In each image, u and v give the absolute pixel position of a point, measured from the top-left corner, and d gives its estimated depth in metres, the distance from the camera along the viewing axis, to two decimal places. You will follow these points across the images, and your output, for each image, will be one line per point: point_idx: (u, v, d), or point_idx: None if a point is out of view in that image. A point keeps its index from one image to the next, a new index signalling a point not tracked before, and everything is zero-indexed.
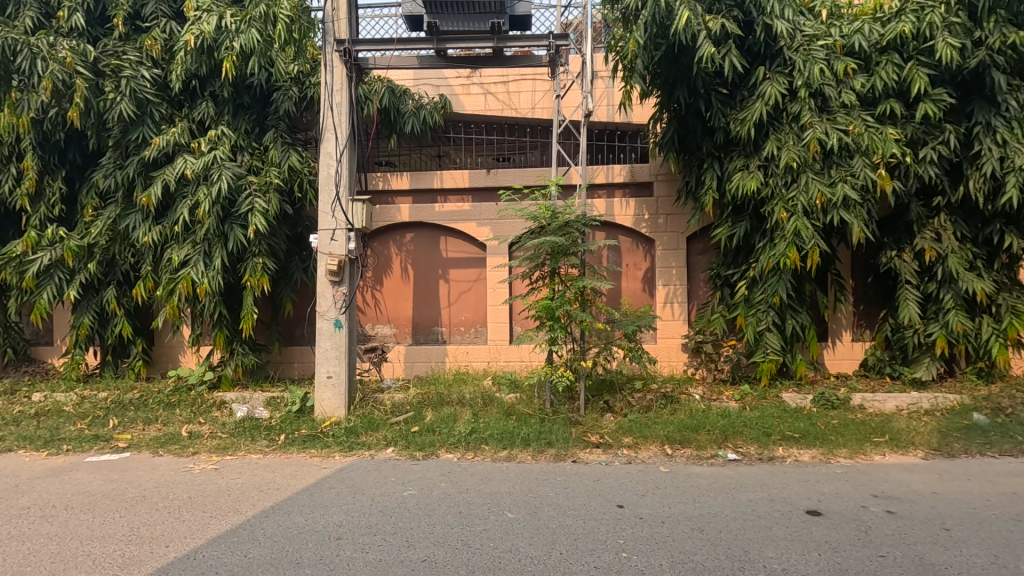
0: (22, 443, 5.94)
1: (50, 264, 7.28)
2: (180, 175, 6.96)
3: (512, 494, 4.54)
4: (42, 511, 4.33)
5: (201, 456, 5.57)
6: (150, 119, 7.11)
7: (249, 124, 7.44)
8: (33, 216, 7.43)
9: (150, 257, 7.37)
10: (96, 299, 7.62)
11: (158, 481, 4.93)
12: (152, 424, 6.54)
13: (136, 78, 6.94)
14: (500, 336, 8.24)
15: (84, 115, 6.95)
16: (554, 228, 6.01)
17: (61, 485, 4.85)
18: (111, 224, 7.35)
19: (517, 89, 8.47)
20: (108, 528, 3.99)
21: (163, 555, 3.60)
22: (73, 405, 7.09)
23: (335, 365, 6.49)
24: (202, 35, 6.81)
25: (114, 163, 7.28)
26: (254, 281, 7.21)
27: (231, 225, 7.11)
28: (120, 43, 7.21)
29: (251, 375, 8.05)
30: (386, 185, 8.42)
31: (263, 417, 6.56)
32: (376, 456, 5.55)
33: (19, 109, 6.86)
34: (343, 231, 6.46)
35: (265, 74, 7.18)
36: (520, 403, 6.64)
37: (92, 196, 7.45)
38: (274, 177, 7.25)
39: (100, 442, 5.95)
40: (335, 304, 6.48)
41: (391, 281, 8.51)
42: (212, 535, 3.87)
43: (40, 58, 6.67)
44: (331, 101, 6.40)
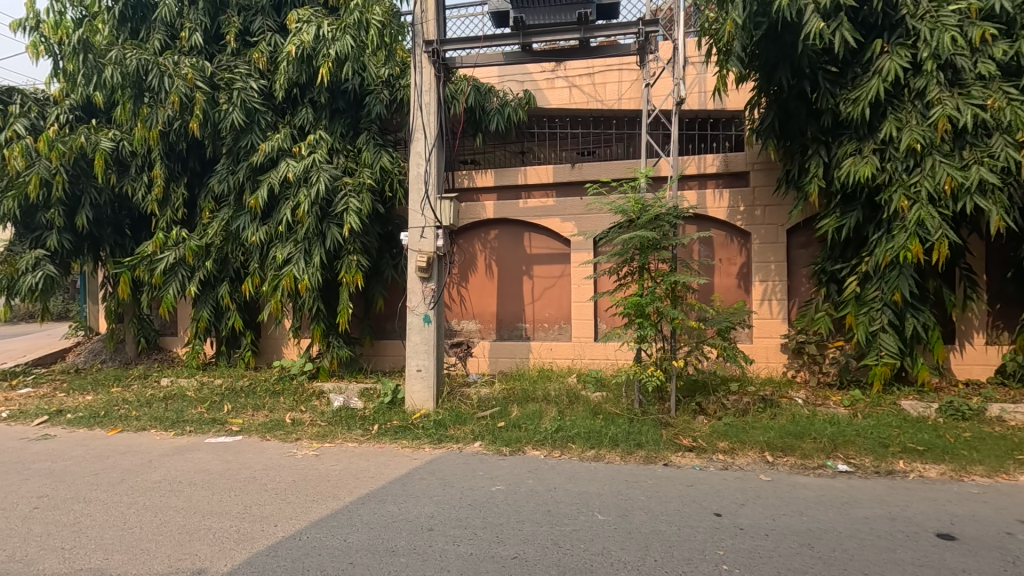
0: (154, 423, 6.63)
1: (174, 263, 8.02)
2: (283, 178, 7.40)
3: (602, 495, 4.43)
4: (170, 486, 4.78)
5: (303, 442, 5.93)
6: (257, 127, 7.64)
7: (344, 128, 7.83)
8: (161, 219, 8.24)
9: (258, 255, 7.94)
10: (213, 294, 8.35)
11: (267, 464, 5.31)
12: (261, 410, 7.06)
13: (246, 89, 7.50)
14: (585, 333, 8.11)
15: (203, 126, 7.58)
16: (643, 222, 5.79)
17: (185, 463, 5.35)
18: (225, 225, 7.99)
19: (603, 80, 8.29)
20: (226, 505, 4.34)
21: (272, 534, 3.84)
22: (195, 390, 7.83)
23: (424, 359, 6.67)
24: (302, 45, 7.18)
25: (228, 169, 7.92)
26: (349, 277, 7.56)
27: (328, 224, 7.50)
28: (232, 57, 7.82)
29: (346, 367, 8.48)
30: (471, 182, 8.53)
31: (358, 408, 6.89)
32: (464, 449, 5.64)
33: (149, 122, 7.60)
34: (432, 229, 6.61)
35: (358, 79, 7.57)
36: (607, 402, 6.50)
37: (209, 200, 8.13)
38: (367, 177, 7.56)
39: (217, 425, 6.51)
40: (424, 299, 6.64)
41: (476, 277, 8.63)
42: (315, 518, 4.09)
43: (167, 75, 7.36)
44: (420, 102, 6.56)
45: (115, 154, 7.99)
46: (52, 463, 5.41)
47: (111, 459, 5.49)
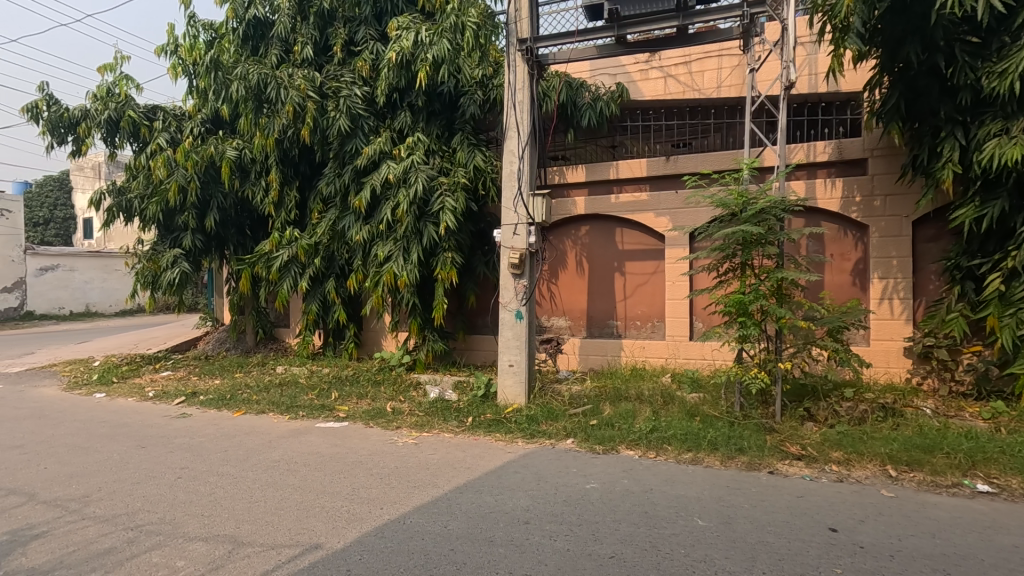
0: (272, 407, 7.25)
1: (288, 260, 8.68)
2: (384, 179, 7.77)
3: (701, 500, 4.26)
4: (288, 465, 5.22)
5: (403, 431, 6.23)
6: (361, 132, 8.09)
7: (440, 129, 8.15)
8: (277, 220, 8.96)
9: (361, 253, 8.42)
10: (321, 289, 8.97)
11: (371, 450, 5.63)
12: (363, 398, 7.51)
13: (351, 96, 7.97)
14: (680, 332, 7.83)
15: (313, 132, 8.15)
16: (746, 216, 5.49)
17: (300, 445, 5.81)
18: (332, 224, 8.54)
19: (700, 68, 7.94)
20: (336, 486, 4.66)
21: (379, 515, 4.07)
22: (305, 378, 8.48)
23: (517, 354, 6.76)
24: (401, 51, 7.45)
25: (335, 172, 8.45)
26: (444, 274, 7.82)
27: (426, 223, 7.81)
28: (339, 67, 8.34)
29: (440, 360, 8.81)
30: (562, 179, 8.53)
31: (453, 400, 7.13)
32: (557, 446, 5.64)
33: (268, 131, 8.27)
34: (525, 225, 6.68)
35: (454, 80, 7.78)
36: (704, 404, 6.25)
37: (318, 201, 8.74)
38: (461, 177, 7.77)
39: (326, 411, 7.00)
40: (516, 296, 6.73)
41: (566, 274, 8.60)
42: (416, 503, 4.28)
43: (283, 87, 7.95)
44: (513, 100, 6.64)
45: (239, 161, 8.79)
46: (190, 439, 6.08)
47: (237, 438, 6.09)
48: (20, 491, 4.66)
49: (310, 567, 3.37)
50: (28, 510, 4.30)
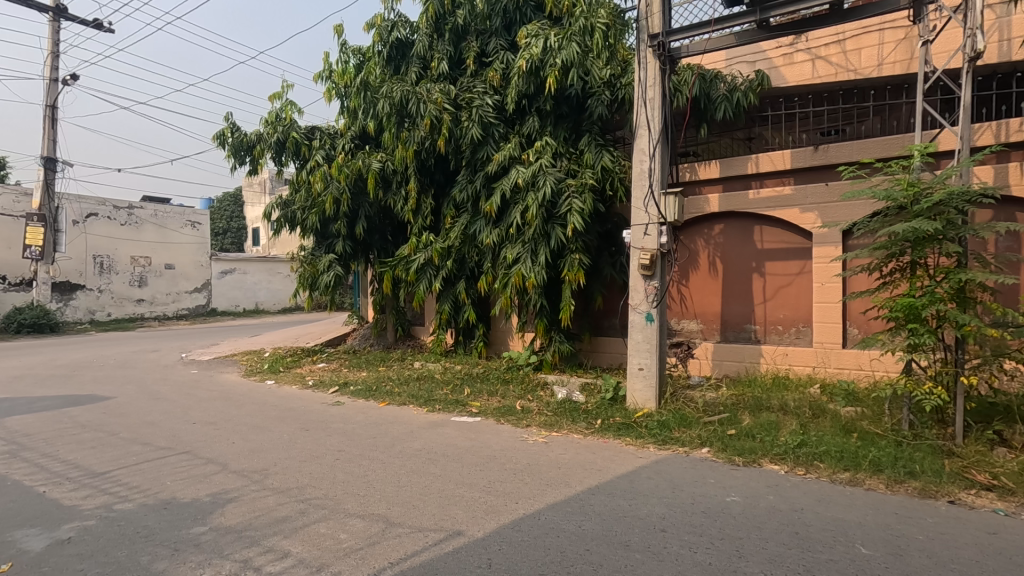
0: (411, 400, 7.80)
1: (424, 264, 9.24)
2: (514, 184, 8.00)
3: (863, 526, 3.83)
4: (429, 454, 5.59)
5: (533, 429, 6.37)
6: (492, 139, 8.42)
7: (567, 131, 8.24)
8: (415, 226, 9.60)
9: (491, 255, 8.74)
10: (453, 290, 9.47)
11: (503, 445, 5.84)
12: (494, 395, 7.81)
13: (483, 106, 8.32)
14: (830, 338, 7.12)
15: (448, 142, 8.64)
16: (918, 209, 4.85)
17: (438, 436, 6.21)
18: (464, 229, 8.96)
19: (857, 46, 7.17)
20: (474, 478, 4.89)
21: (515, 509, 4.21)
22: (440, 373, 9.03)
23: (647, 358, 6.59)
24: (531, 58, 7.62)
25: (467, 179, 8.86)
26: (571, 276, 7.85)
27: (553, 225, 7.90)
28: (472, 78, 8.75)
29: (566, 361, 8.89)
30: (694, 175, 8.15)
31: (580, 401, 7.15)
32: (692, 454, 5.41)
33: (407, 144, 8.88)
34: (657, 225, 6.50)
35: (582, 83, 7.79)
36: (863, 419, 5.61)
37: (452, 207, 9.23)
38: (589, 178, 7.78)
39: (460, 406, 7.37)
40: (647, 297, 6.56)
41: (698, 275, 8.22)
42: (550, 501, 4.35)
43: (422, 101, 8.50)
44: (644, 97, 6.49)
45: (382, 173, 9.56)
46: (344, 425, 6.76)
47: (384, 427, 6.64)
48: (216, 461, 5.50)
49: (454, 551, 3.58)
50: (223, 477, 5.06)
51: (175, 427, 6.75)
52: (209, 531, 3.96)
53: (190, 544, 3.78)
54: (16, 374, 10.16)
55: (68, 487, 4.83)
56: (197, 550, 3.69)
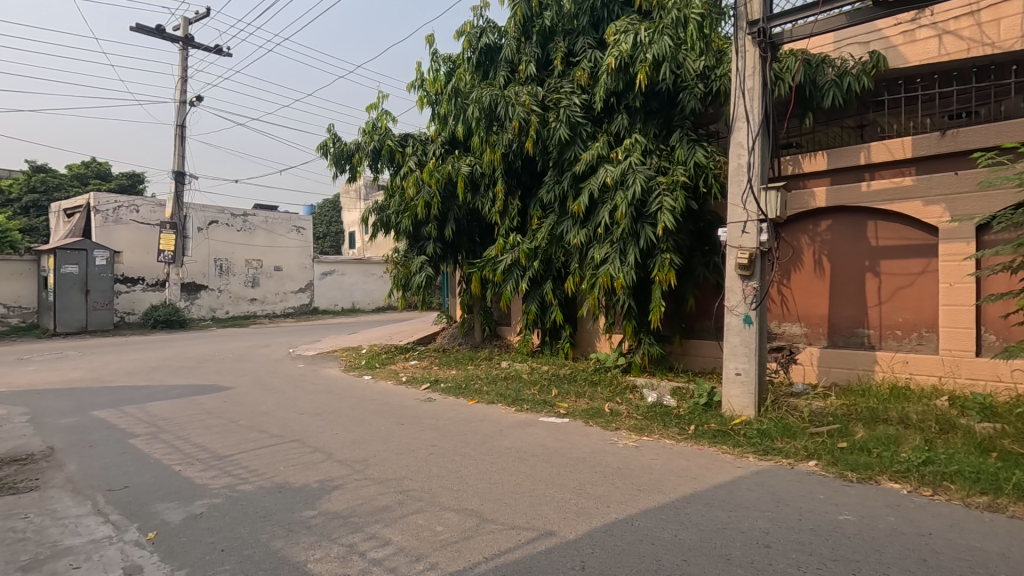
0: (499, 399, 7.93)
1: (511, 264, 9.35)
2: (602, 183, 7.89)
3: (1007, 558, 3.39)
4: (519, 453, 5.65)
5: (622, 433, 6.25)
6: (579, 139, 8.36)
7: (658, 127, 8.03)
8: (502, 227, 9.74)
9: (578, 256, 8.67)
10: (540, 291, 9.52)
11: (593, 448, 5.78)
12: (581, 397, 7.76)
13: (571, 106, 8.31)
14: (960, 345, 6.39)
15: (536, 144, 8.68)
16: None
17: (527, 435, 6.26)
18: (551, 229, 8.96)
19: (994, 16, 6.41)
20: (564, 479, 4.88)
21: (607, 513, 4.15)
22: (527, 373, 9.11)
23: (744, 362, 6.26)
24: (620, 55, 7.50)
25: (554, 179, 8.84)
26: (662, 276, 7.62)
27: (643, 224, 7.70)
28: (559, 79, 8.77)
29: (656, 364, 8.66)
30: (796, 167, 7.64)
31: (672, 406, 6.92)
32: (797, 466, 5.06)
33: (496, 147, 9.02)
34: (755, 223, 6.16)
35: (674, 76, 7.54)
36: (1003, 438, 4.97)
37: (539, 208, 9.27)
38: (681, 175, 7.52)
39: (548, 407, 7.40)
40: (745, 299, 6.23)
41: (802, 275, 7.68)
42: (644, 507, 4.25)
43: (511, 104, 8.60)
44: (742, 88, 6.18)
45: (471, 177, 9.80)
46: (437, 421, 7.01)
47: (474, 424, 6.81)
48: (322, 450, 5.90)
49: (547, 551, 3.59)
50: (329, 465, 5.42)
51: (286, 417, 7.32)
52: (317, 515, 4.26)
53: (302, 526, 4.08)
54: (154, 365, 11.48)
55: (198, 467, 5.39)
56: (309, 532, 3.98)
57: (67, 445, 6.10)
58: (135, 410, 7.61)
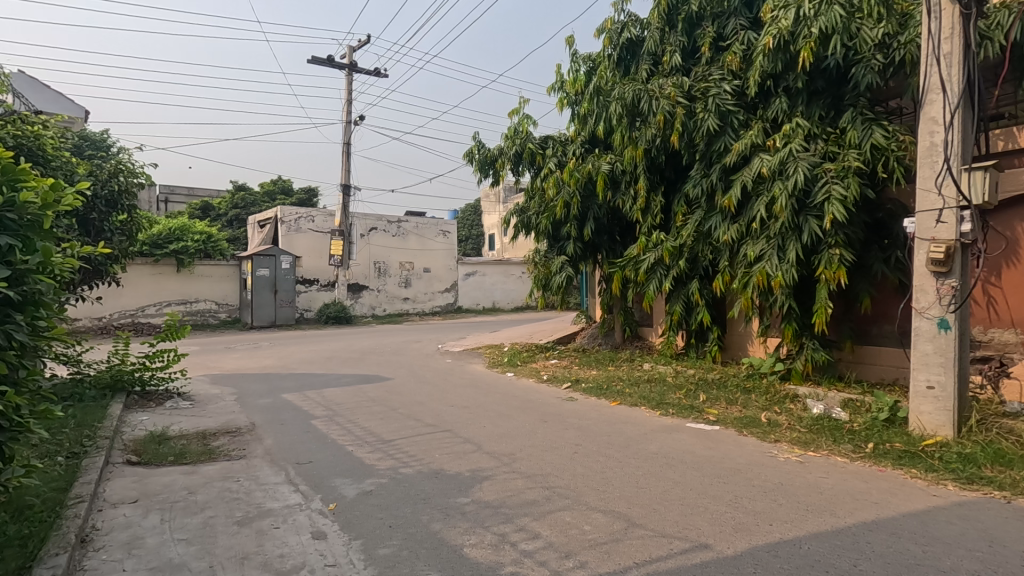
0: (643, 401, 7.71)
1: (654, 263, 9.02)
2: (757, 174, 7.31)
3: None
4: (666, 458, 5.43)
5: (783, 446, 5.71)
6: (730, 128, 7.83)
7: (824, 109, 7.25)
8: (644, 225, 9.43)
9: (728, 253, 8.11)
10: (684, 290, 9.09)
11: (749, 459, 5.36)
12: (733, 404, 7.24)
13: (720, 94, 7.82)
14: None
15: (681, 137, 8.29)
16: None
17: (675, 441, 6.00)
18: (697, 225, 8.48)
19: None
20: (718, 490, 4.59)
21: (769, 532, 3.82)
22: (672, 376, 8.73)
23: (939, 374, 5.36)
24: (779, 33, 6.91)
25: (701, 173, 8.35)
26: (829, 274, 6.84)
27: (806, 217, 6.99)
28: (708, 66, 8.32)
29: (822, 372, 7.81)
30: (1010, 143, 6.49)
31: (843, 420, 6.18)
32: (1015, 501, 4.21)
33: (638, 143, 8.77)
34: (954, 210, 5.26)
35: (844, 50, 6.75)
36: None
37: (683, 204, 8.84)
38: (854, 160, 6.70)
39: (696, 412, 7.02)
40: (940, 300, 5.34)
41: (1017, 272, 6.40)
42: (814, 530, 3.83)
43: (654, 98, 8.31)
44: (937, 54, 5.31)
45: (611, 175, 9.65)
46: (579, 421, 7.01)
47: (618, 426, 6.70)
48: (471, 441, 6.21)
49: (703, 565, 3.40)
50: (478, 456, 5.69)
51: (438, 408, 7.84)
52: (471, 502, 4.49)
53: (458, 511, 4.34)
54: (328, 355, 13.03)
55: (367, 449, 5.99)
56: (464, 518, 4.21)
57: (265, 422, 7.16)
58: (314, 395, 8.70)
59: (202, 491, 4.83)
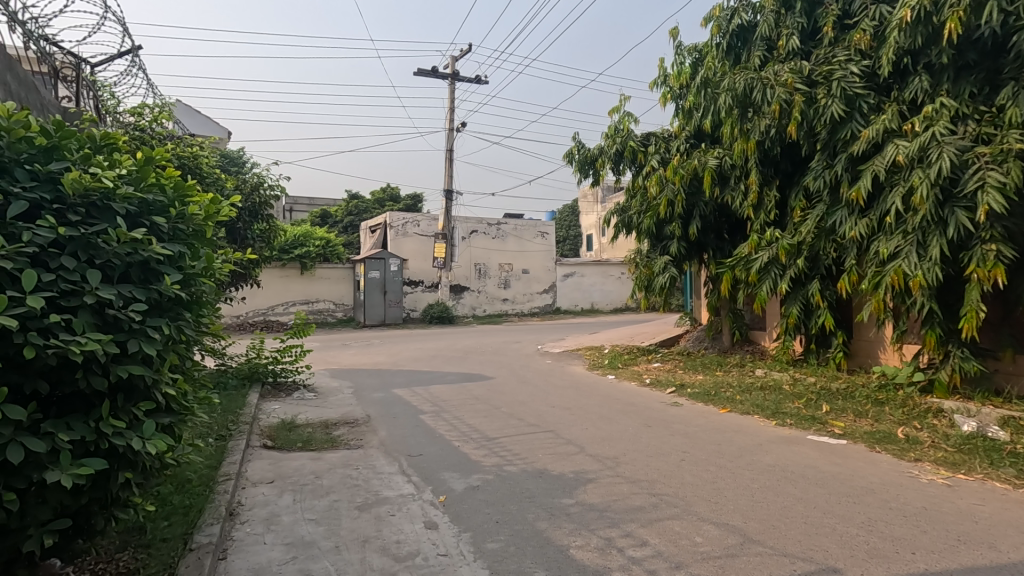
0: (756, 410, 7.24)
1: (768, 262, 8.43)
2: (891, 162, 6.62)
3: None
4: (785, 472, 5.06)
5: (926, 466, 5.09)
6: (858, 114, 7.15)
7: (976, 85, 6.41)
8: (756, 222, 8.84)
9: (856, 250, 7.38)
10: (803, 291, 8.41)
11: (884, 479, 4.84)
12: (863, 417, 6.58)
13: (846, 76, 7.18)
14: None
15: (799, 127, 7.70)
16: None
17: (794, 454, 5.57)
18: (819, 221, 7.79)
19: None
20: (848, 511, 4.19)
21: (911, 561, 3.43)
22: (790, 385, 8.09)
23: None
24: (919, 5, 6.24)
25: (822, 164, 7.68)
26: (983, 272, 5.98)
27: (952, 208, 6.20)
28: (831, 47, 7.68)
29: (973, 384, 6.86)
30: None
31: (1002, 440, 5.42)
32: None
33: (749, 135, 8.25)
34: None
35: (1001, 18, 5.93)
36: None
37: (802, 198, 8.18)
38: (1014, 141, 5.84)
39: (818, 424, 6.47)
40: None
41: None
42: (967, 563, 3.38)
43: (769, 86, 7.79)
44: None
45: (720, 170, 9.17)
46: (686, 427, 6.74)
47: (729, 434, 6.35)
48: (574, 443, 6.19)
49: None
50: (582, 458, 5.66)
51: (540, 408, 7.90)
52: (575, 504, 4.48)
53: (563, 512, 4.34)
54: (433, 354, 13.61)
55: (473, 446, 6.19)
56: (569, 519, 4.21)
57: (379, 415, 7.64)
58: (422, 391, 9.13)
59: (327, 477, 5.25)
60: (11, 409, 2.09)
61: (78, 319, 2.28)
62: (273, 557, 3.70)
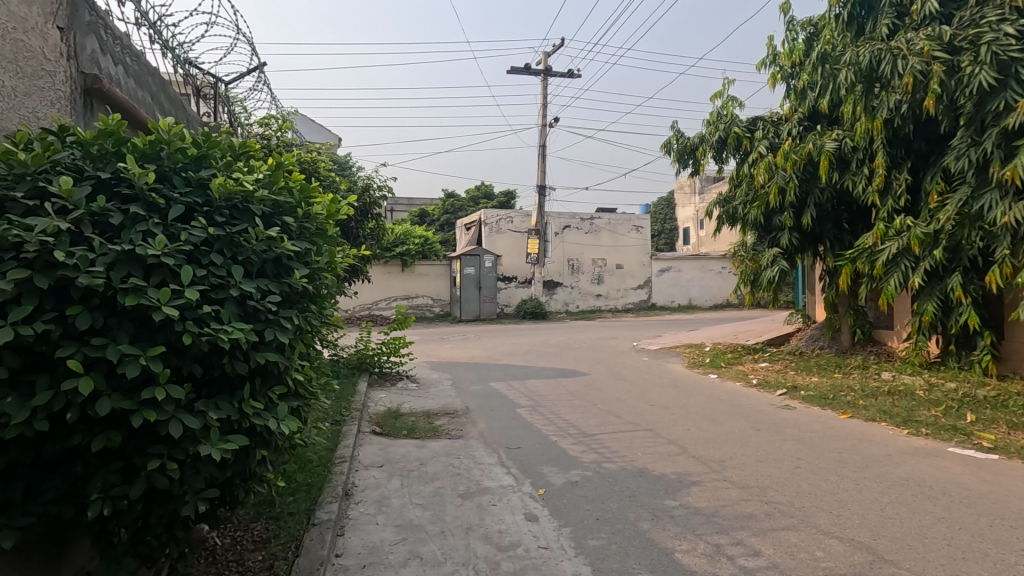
0: (883, 417, 6.55)
1: (897, 253, 7.55)
2: None
3: None
4: (922, 487, 4.53)
5: None
6: (1014, 81, 6.27)
7: None
8: (882, 209, 7.97)
9: (1011, 237, 6.46)
10: (941, 286, 7.48)
11: None
12: (1019, 430, 5.74)
13: (999, 39, 6.32)
14: None
15: (938, 101, 6.86)
16: None
17: (933, 468, 4.97)
18: (962, 206, 6.89)
19: None
20: (1003, 536, 3.67)
21: None
22: (925, 390, 7.22)
23: None
24: None
25: (967, 141, 6.77)
26: None
27: None
28: (978, 8, 6.80)
29: None
30: None
31: None
32: None
33: (876, 112, 7.45)
34: None
35: None
36: None
37: (939, 180, 7.29)
38: None
39: (961, 435, 5.74)
40: None
41: None
42: None
43: (900, 57, 6.98)
44: None
45: (839, 153, 8.39)
46: (800, 432, 6.24)
47: (851, 442, 5.80)
48: (676, 443, 5.96)
49: None
50: (685, 460, 5.43)
51: (638, 406, 7.70)
52: (680, 507, 4.32)
53: (667, 514, 4.20)
54: (528, 349, 13.73)
55: (570, 441, 6.16)
56: (673, 522, 4.06)
57: (477, 407, 7.84)
58: (518, 385, 9.25)
59: (431, 464, 5.47)
60: (172, 389, 2.37)
61: (225, 310, 2.53)
62: (385, 537, 3.91)
